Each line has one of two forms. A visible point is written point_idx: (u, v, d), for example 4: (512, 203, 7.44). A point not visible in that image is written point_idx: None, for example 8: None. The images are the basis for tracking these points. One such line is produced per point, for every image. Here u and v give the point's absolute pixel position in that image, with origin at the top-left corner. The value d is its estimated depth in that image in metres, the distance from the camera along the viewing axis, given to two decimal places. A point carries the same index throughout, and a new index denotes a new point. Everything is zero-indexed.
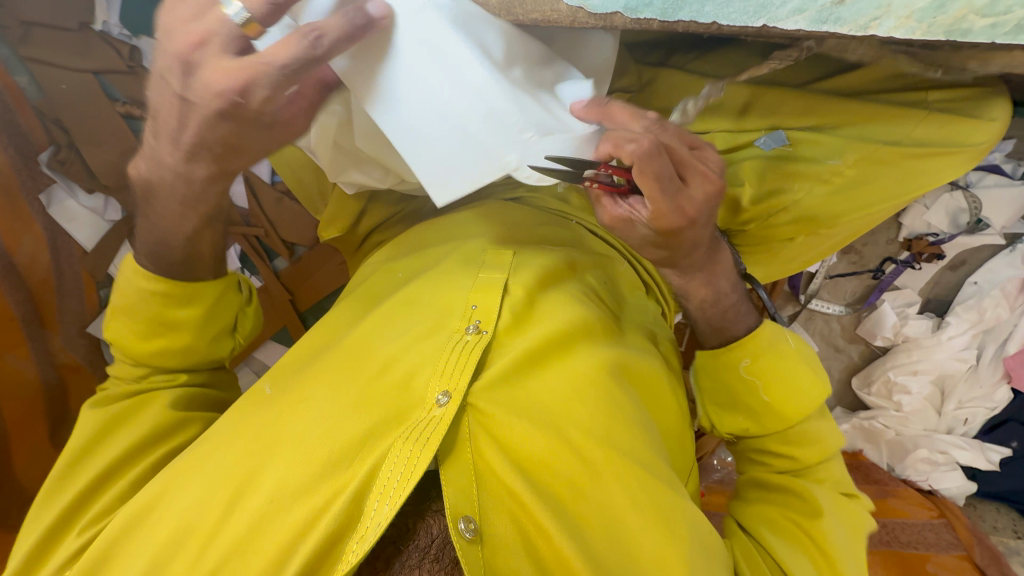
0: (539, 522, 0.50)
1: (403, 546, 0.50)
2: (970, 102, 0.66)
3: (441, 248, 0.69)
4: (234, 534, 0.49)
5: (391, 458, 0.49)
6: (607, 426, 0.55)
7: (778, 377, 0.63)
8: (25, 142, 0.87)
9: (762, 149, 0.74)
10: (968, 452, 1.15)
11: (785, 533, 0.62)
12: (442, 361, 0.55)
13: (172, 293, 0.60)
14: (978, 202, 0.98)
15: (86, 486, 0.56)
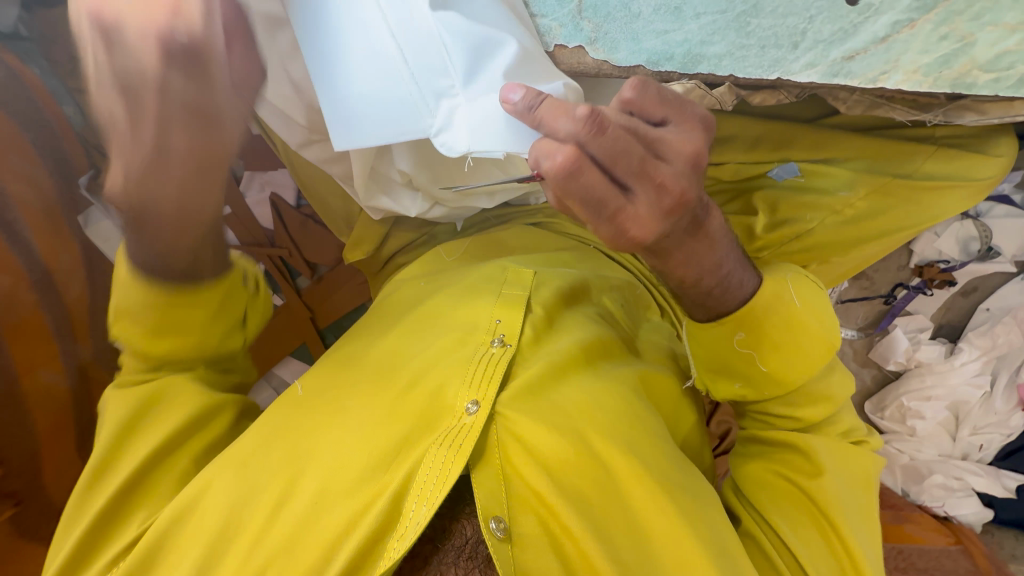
0: (566, 524, 0.52)
1: (440, 544, 0.54)
2: (972, 138, 0.71)
3: (463, 269, 0.72)
4: (280, 535, 0.51)
5: (426, 461, 0.52)
6: (625, 433, 0.58)
7: (778, 346, 0.59)
8: (66, 166, 0.93)
9: (775, 179, 0.77)
10: (983, 479, 1.14)
11: (788, 496, 0.61)
12: (470, 372, 0.57)
13: (180, 303, 0.56)
14: (988, 231, 1.00)
15: (117, 492, 0.54)
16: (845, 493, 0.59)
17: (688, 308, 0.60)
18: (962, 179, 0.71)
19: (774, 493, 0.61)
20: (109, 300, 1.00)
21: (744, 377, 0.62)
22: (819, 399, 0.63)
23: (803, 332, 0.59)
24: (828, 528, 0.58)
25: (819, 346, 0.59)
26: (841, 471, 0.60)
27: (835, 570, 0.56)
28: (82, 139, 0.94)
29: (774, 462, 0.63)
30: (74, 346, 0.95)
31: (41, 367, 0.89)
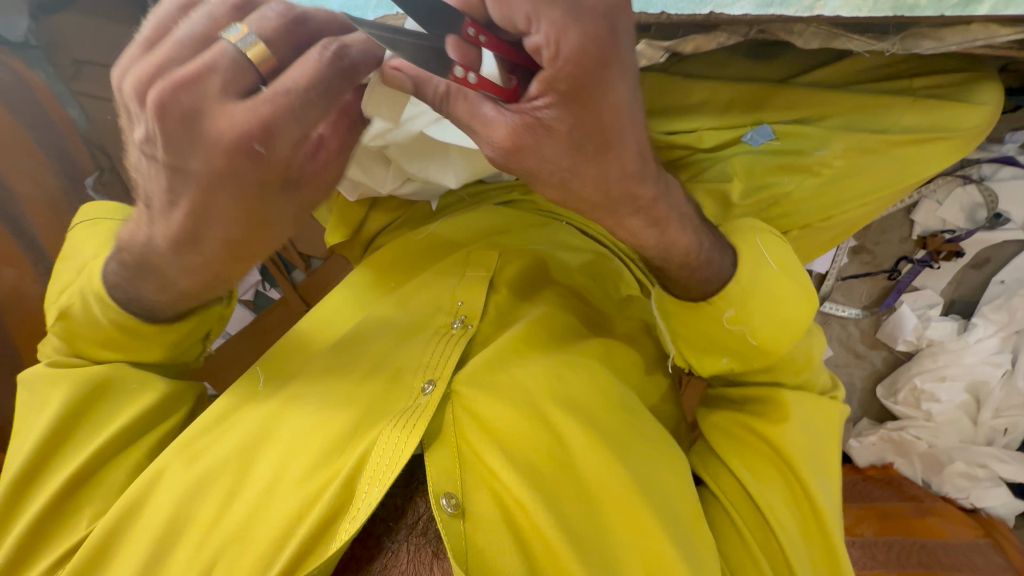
0: (519, 498, 0.48)
1: (394, 524, 0.52)
2: (953, 87, 0.69)
3: (423, 258, 0.69)
4: (232, 525, 0.48)
5: (380, 444, 0.49)
6: (590, 412, 0.53)
7: (766, 319, 0.52)
8: (72, 166, 0.99)
9: (751, 144, 0.73)
10: (1012, 466, 1.03)
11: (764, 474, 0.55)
12: (428, 354, 0.55)
13: (130, 324, 0.55)
14: (994, 196, 0.95)
15: (66, 485, 0.53)
16: (812, 445, 0.56)
17: (673, 290, 0.53)
18: (946, 130, 0.68)
19: (749, 456, 0.57)
20: None
21: (732, 352, 0.54)
22: (802, 362, 0.58)
23: (789, 300, 0.52)
24: (797, 489, 0.55)
25: (801, 305, 0.53)
26: (812, 425, 0.57)
27: (799, 524, 0.54)
28: (87, 142, 1.00)
29: (749, 417, 0.58)
30: None
31: None
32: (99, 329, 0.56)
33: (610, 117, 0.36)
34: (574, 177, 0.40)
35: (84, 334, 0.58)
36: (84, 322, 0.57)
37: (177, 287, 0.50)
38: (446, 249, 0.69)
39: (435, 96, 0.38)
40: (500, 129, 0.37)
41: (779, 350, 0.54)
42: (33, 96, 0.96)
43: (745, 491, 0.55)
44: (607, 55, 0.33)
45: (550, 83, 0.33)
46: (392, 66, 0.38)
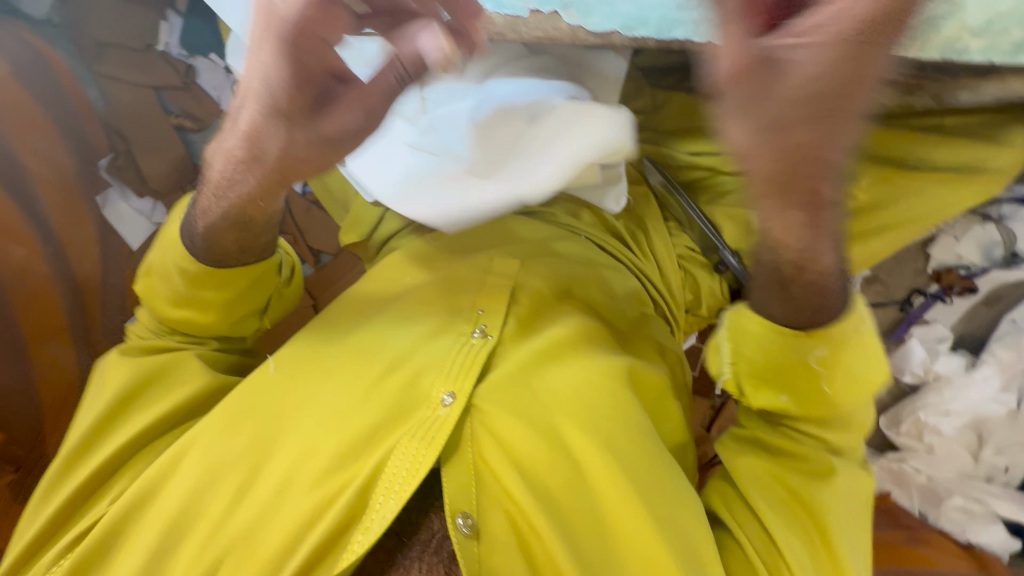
0: (535, 525, 0.49)
1: (406, 538, 0.51)
2: (983, 126, 0.68)
3: (454, 261, 0.65)
4: (242, 523, 0.50)
5: (397, 454, 0.50)
6: (608, 430, 0.53)
7: (848, 365, 0.54)
8: (87, 147, 1.00)
9: None
10: (1007, 503, 1.04)
11: (783, 514, 0.56)
12: (448, 363, 0.55)
13: (198, 274, 0.58)
14: (1013, 236, 0.97)
15: (94, 475, 0.55)
16: (843, 500, 0.56)
17: (787, 317, 0.52)
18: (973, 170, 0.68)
19: (771, 495, 0.57)
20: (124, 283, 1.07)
21: (791, 389, 0.55)
22: (844, 423, 0.58)
23: (864, 351, 0.54)
24: (815, 534, 0.55)
25: (877, 366, 0.56)
26: (849, 485, 0.56)
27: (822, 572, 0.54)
28: (104, 123, 1.01)
29: (780, 467, 0.58)
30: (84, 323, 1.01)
31: (52, 339, 0.95)
32: (175, 285, 0.59)
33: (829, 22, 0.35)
34: (831, 148, 0.39)
35: (162, 295, 0.60)
36: (162, 283, 0.59)
37: (236, 218, 0.53)
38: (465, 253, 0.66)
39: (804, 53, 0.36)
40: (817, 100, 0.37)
41: (836, 405, 0.55)
42: (50, 76, 0.96)
43: (759, 524, 0.56)
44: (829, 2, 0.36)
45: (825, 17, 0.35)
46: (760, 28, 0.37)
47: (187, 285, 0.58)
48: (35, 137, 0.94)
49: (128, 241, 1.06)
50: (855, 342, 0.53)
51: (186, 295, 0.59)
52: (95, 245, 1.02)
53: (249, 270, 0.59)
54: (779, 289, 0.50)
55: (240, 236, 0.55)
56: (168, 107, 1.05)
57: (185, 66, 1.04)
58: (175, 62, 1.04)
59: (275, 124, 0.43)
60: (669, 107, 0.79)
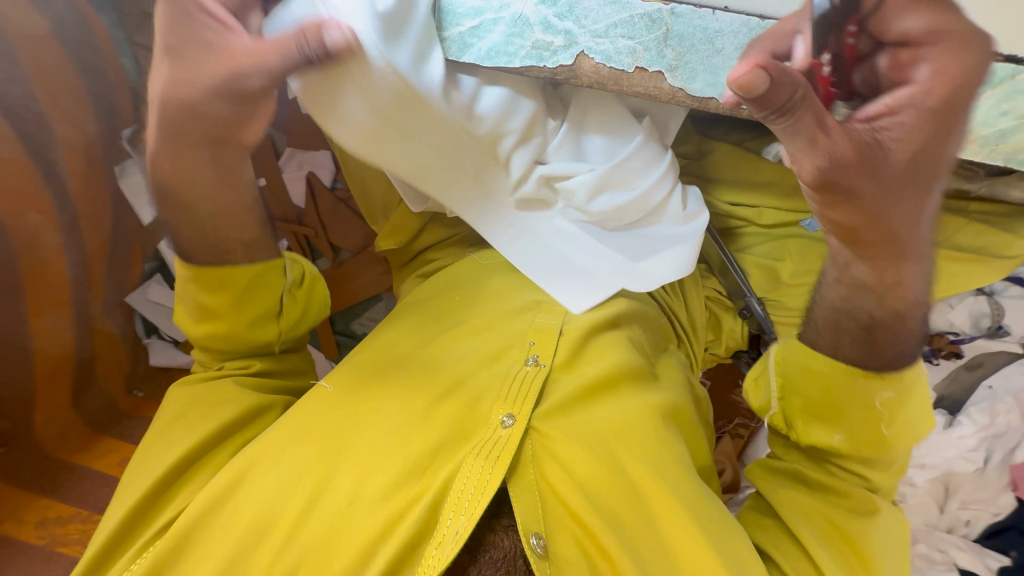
0: (604, 546, 0.51)
1: (478, 555, 0.52)
2: (1004, 217, 0.72)
3: (506, 292, 0.67)
4: (319, 530, 0.51)
5: (464, 470, 0.52)
6: (663, 461, 0.55)
7: (907, 406, 0.57)
8: (113, 116, 0.97)
9: (807, 230, 0.78)
10: (967, 555, 1.10)
11: (831, 552, 0.58)
12: (506, 388, 0.57)
13: (204, 280, 0.62)
14: (1000, 309, 1.04)
15: (164, 475, 0.58)
16: (887, 539, 0.58)
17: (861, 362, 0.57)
18: (990, 255, 0.72)
19: (813, 525, 0.60)
20: (128, 254, 1.07)
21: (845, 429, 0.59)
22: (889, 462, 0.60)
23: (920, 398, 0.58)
24: (857, 566, 0.57)
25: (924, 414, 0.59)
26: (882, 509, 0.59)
27: None
28: (133, 93, 0.98)
29: (825, 504, 0.61)
30: (86, 295, 0.98)
31: (50, 309, 0.91)
32: (194, 305, 0.64)
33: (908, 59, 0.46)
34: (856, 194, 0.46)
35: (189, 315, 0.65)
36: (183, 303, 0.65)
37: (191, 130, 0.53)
38: (507, 278, 0.68)
39: (797, 88, 0.41)
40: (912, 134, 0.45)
41: (893, 447, 0.58)
42: (91, 39, 0.93)
43: (810, 563, 0.58)
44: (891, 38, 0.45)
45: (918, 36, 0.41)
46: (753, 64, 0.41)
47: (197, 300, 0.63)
48: (67, 101, 0.90)
49: (139, 215, 1.06)
50: (916, 398, 0.57)
51: (202, 309, 0.63)
52: (109, 216, 1.01)
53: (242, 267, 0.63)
54: (864, 333, 0.56)
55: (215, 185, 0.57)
56: None
57: None
58: None
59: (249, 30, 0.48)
60: (714, 155, 0.80)
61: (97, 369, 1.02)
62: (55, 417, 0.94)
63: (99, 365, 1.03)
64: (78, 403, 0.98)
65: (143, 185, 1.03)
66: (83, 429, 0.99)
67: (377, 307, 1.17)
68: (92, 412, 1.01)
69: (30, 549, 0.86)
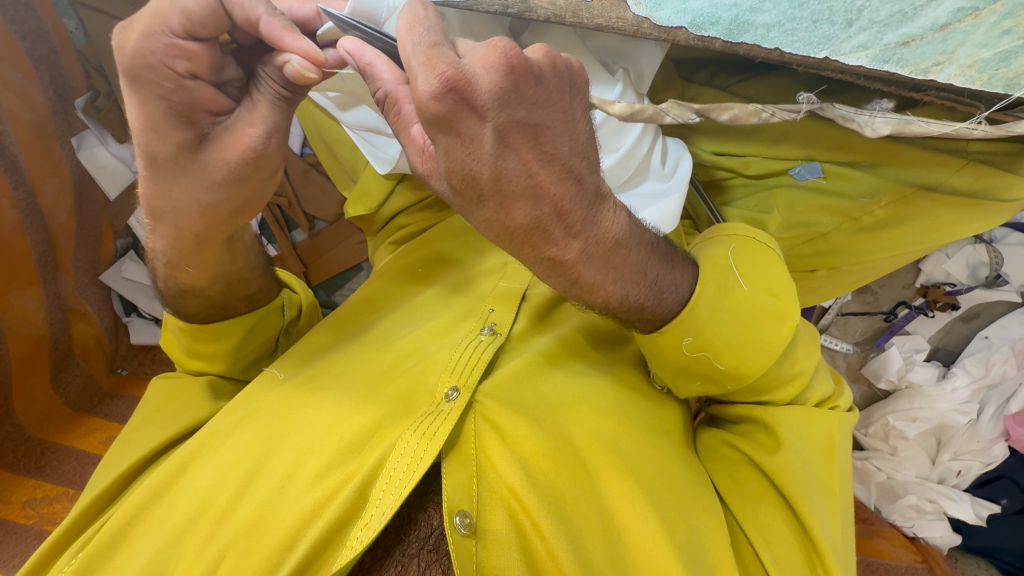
0: (538, 523, 0.48)
1: (405, 535, 0.52)
2: (1006, 155, 0.64)
3: (467, 261, 0.67)
4: (244, 517, 0.49)
5: (399, 448, 0.49)
6: (613, 431, 0.53)
7: (729, 340, 0.50)
8: (64, 85, 0.93)
9: (796, 178, 0.73)
10: (957, 504, 1.10)
11: (758, 499, 0.55)
12: (455, 359, 0.55)
13: (202, 329, 0.61)
14: (999, 257, 0.99)
15: (127, 472, 0.59)
16: (809, 474, 0.54)
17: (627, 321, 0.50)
18: (990, 198, 0.66)
19: (757, 489, 0.56)
20: (96, 231, 1.03)
21: (704, 374, 0.53)
22: (787, 378, 0.55)
23: (755, 320, 0.50)
24: (787, 512, 0.54)
25: (774, 324, 0.51)
26: (802, 442, 0.55)
27: (804, 562, 0.52)
28: (82, 58, 0.94)
29: (738, 438, 0.59)
30: (56, 275, 0.96)
31: (17, 290, 0.89)
32: (181, 342, 0.63)
33: (537, 112, 0.32)
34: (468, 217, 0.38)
35: (179, 347, 0.64)
36: (175, 340, 0.63)
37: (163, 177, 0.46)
38: (473, 257, 0.67)
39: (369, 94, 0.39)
40: (415, 151, 0.39)
41: (747, 375, 0.52)
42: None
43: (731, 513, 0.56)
44: (543, 79, 0.32)
45: (422, 101, 0.31)
46: (433, 3, 0.35)
47: (188, 340, 0.61)
48: (7, 69, 0.85)
49: (104, 189, 1.01)
50: (721, 319, 0.50)
51: (193, 349, 0.63)
52: (71, 191, 0.97)
53: (244, 318, 0.62)
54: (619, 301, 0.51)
55: (212, 227, 0.52)
56: None
57: None
58: None
59: (265, 110, 0.46)
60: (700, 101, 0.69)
61: (75, 349, 1.01)
62: (35, 399, 0.93)
63: (77, 345, 1.02)
64: (58, 384, 0.98)
65: (107, 158, 0.99)
66: (65, 410, 0.98)
67: (359, 276, 1.13)
68: (74, 393, 1.00)
69: (21, 529, 0.85)
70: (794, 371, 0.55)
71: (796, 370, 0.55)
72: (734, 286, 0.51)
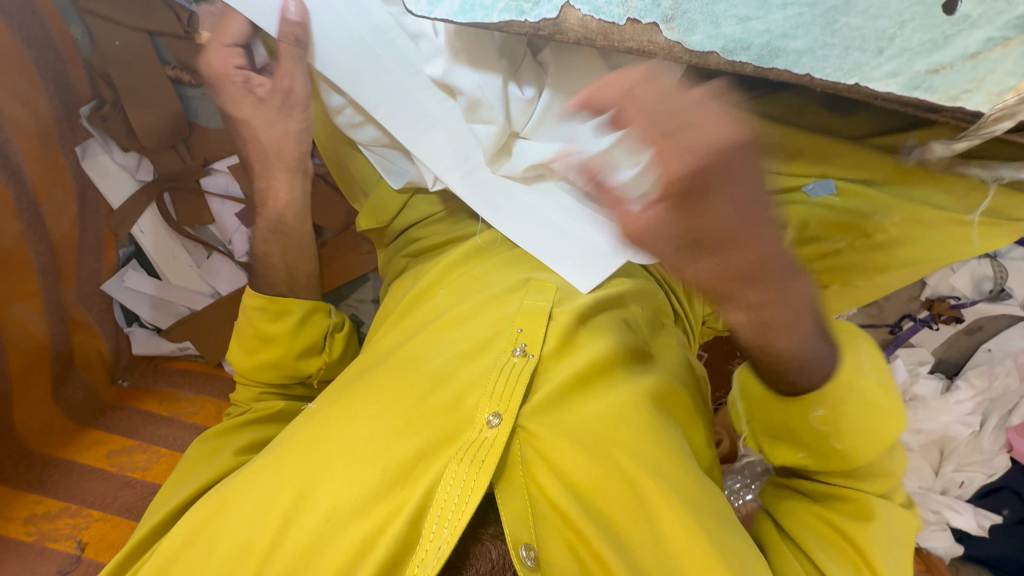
0: (599, 554, 0.50)
1: (463, 567, 0.53)
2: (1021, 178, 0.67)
3: (487, 275, 0.65)
4: (296, 549, 0.50)
5: (447, 477, 0.50)
6: (656, 458, 0.54)
7: (853, 423, 0.58)
8: (69, 93, 0.90)
9: (809, 195, 0.73)
10: (961, 516, 1.12)
11: (827, 541, 0.62)
12: (492, 384, 0.54)
13: (267, 310, 0.71)
14: (1003, 273, 1.02)
15: (181, 502, 0.63)
16: (890, 546, 0.59)
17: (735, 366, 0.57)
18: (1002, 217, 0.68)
19: (824, 542, 0.62)
20: (98, 241, 1.01)
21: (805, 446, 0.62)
22: (880, 473, 0.62)
23: (881, 413, 0.58)
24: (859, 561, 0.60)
25: (888, 421, 0.58)
26: (891, 521, 0.60)
27: None
28: (89, 67, 0.90)
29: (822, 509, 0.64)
30: (58, 286, 0.95)
31: (17, 301, 0.88)
32: (248, 333, 0.73)
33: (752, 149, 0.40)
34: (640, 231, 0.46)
35: (245, 347, 0.74)
36: (239, 335, 0.74)
37: None
38: (497, 270, 0.65)
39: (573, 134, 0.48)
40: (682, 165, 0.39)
41: (854, 458, 0.59)
42: (32, 7, 0.84)
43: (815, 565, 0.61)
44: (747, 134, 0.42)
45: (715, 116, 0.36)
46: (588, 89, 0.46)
47: (258, 330, 0.72)
48: (11, 76, 0.84)
49: (109, 199, 1.00)
50: (853, 405, 0.57)
51: (256, 340, 0.73)
52: (73, 200, 0.96)
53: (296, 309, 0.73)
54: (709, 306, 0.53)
55: None
56: (163, 55, 0.91)
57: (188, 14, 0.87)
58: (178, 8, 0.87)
59: None
60: None
61: (76, 360, 1.00)
62: (36, 411, 0.91)
63: (78, 356, 1.00)
64: (58, 396, 0.96)
65: (112, 166, 0.98)
66: (66, 422, 0.96)
67: (366, 286, 1.12)
68: (75, 405, 0.98)
69: (22, 546, 0.83)
70: (888, 467, 0.62)
71: (888, 469, 0.62)
72: (867, 375, 0.57)
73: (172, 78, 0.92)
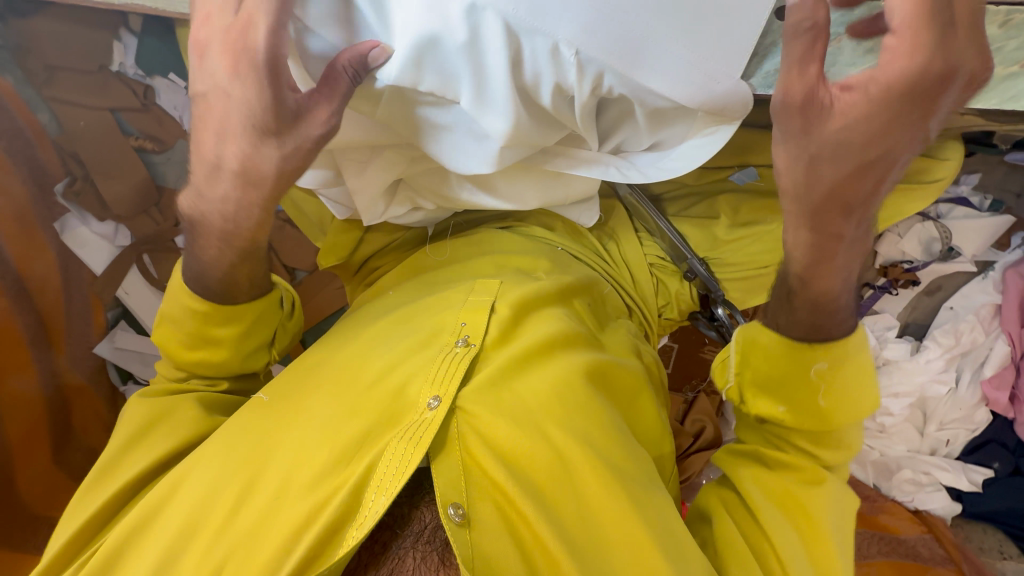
0: (523, 512, 0.54)
1: (399, 531, 0.58)
2: (923, 144, 0.71)
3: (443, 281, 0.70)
4: (243, 527, 0.55)
5: (386, 455, 0.54)
6: (582, 424, 0.58)
7: (845, 381, 0.59)
8: (42, 174, 0.97)
9: (736, 183, 0.80)
10: (950, 473, 1.15)
11: (780, 508, 0.61)
12: (434, 370, 0.59)
13: (212, 313, 0.67)
14: (948, 232, 1.04)
15: (107, 503, 0.62)
16: (834, 523, 0.59)
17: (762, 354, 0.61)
18: (916, 182, 0.72)
19: (765, 492, 0.62)
20: (85, 307, 1.05)
21: (788, 400, 0.60)
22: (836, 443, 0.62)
23: (865, 381, 0.60)
24: (803, 526, 0.59)
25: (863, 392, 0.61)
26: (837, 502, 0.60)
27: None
28: (58, 147, 0.97)
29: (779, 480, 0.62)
30: (49, 353, 0.99)
31: (13, 375, 0.94)
32: (186, 324, 0.68)
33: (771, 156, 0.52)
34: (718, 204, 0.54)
35: (177, 338, 0.69)
36: (174, 327, 0.69)
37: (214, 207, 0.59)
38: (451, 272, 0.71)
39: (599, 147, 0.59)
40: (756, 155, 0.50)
41: (833, 417, 0.60)
42: None
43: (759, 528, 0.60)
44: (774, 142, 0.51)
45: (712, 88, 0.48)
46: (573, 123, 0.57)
47: (196, 321, 0.68)
48: None
49: (91, 266, 1.04)
50: (852, 360, 0.58)
51: (195, 336, 0.68)
52: (56, 271, 1.00)
53: (246, 308, 0.69)
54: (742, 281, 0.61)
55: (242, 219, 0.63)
56: (125, 128, 0.99)
57: (142, 87, 0.96)
58: (131, 82, 0.96)
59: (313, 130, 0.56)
60: None
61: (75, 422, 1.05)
62: (39, 477, 0.97)
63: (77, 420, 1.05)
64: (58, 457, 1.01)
65: (90, 236, 1.03)
66: (68, 483, 1.02)
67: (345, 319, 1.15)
68: (76, 465, 1.03)
69: None
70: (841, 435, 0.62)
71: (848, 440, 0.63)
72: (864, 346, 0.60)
73: (136, 148, 1.00)
